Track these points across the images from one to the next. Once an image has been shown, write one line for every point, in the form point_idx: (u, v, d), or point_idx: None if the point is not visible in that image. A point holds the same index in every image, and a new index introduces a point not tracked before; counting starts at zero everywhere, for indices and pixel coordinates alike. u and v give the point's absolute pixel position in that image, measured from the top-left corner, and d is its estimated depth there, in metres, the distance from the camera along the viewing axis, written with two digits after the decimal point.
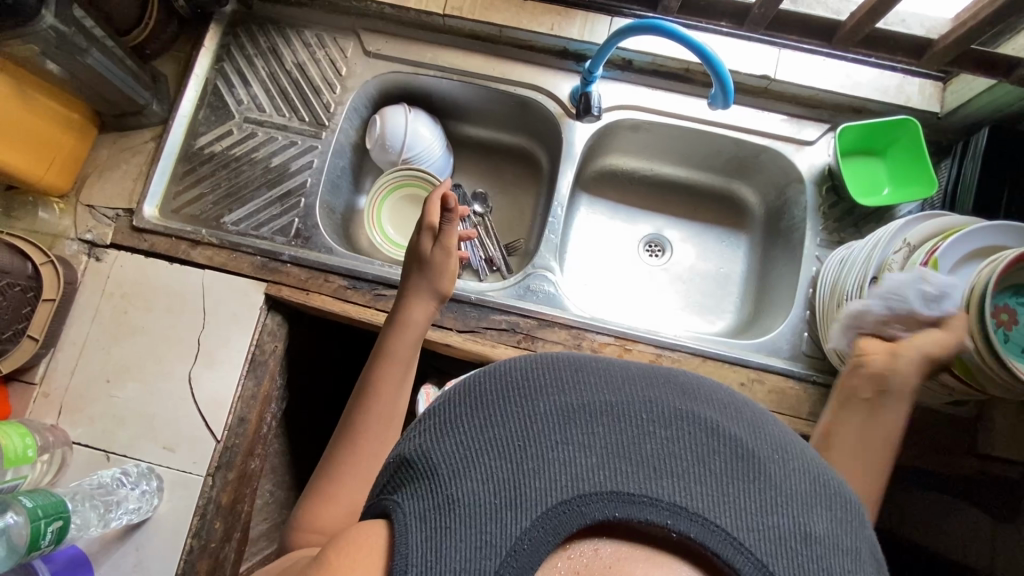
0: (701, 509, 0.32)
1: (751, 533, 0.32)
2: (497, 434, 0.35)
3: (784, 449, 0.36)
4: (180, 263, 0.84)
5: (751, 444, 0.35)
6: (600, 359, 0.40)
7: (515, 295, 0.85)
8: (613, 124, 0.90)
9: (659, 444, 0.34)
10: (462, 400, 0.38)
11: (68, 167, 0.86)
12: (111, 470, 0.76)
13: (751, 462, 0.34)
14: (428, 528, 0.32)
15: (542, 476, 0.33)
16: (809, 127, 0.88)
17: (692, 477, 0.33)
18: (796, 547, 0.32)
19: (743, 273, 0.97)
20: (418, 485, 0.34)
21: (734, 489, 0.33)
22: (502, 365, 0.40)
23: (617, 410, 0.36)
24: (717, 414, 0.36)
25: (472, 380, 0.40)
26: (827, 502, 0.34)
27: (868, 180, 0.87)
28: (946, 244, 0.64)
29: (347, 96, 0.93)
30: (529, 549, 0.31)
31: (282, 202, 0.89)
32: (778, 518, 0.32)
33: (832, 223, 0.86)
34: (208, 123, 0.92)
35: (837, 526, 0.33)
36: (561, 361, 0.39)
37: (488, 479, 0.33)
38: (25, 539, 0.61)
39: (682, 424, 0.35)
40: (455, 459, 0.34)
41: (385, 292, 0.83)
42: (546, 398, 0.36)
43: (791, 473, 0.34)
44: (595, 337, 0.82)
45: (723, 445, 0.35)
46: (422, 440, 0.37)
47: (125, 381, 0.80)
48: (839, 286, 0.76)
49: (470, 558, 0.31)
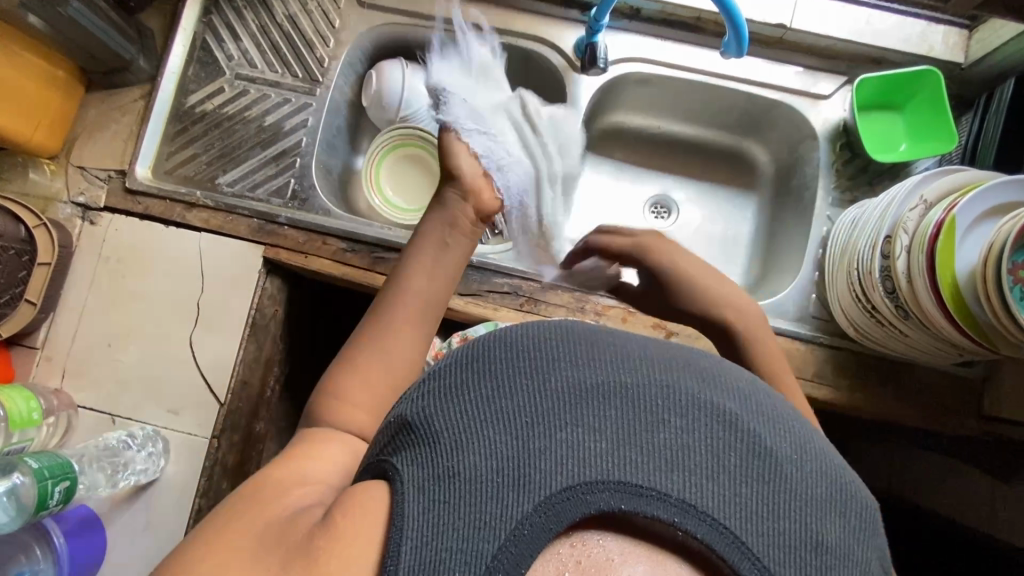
0: (709, 508, 0.33)
1: (759, 538, 0.33)
2: (505, 410, 0.36)
3: (803, 449, 0.37)
4: (176, 227, 0.83)
5: (770, 443, 0.36)
6: (617, 334, 0.42)
7: (517, 259, 0.83)
8: (621, 78, 0.86)
9: (672, 434, 0.35)
10: (470, 367, 0.39)
11: (57, 127, 0.83)
12: (117, 433, 0.77)
13: (766, 461, 0.35)
14: (425, 501, 0.33)
15: (549, 457, 0.34)
16: (824, 80, 0.84)
17: (704, 473, 0.34)
18: (805, 556, 0.33)
19: (751, 235, 0.94)
20: (417, 452, 0.35)
21: (747, 490, 0.34)
22: (514, 331, 0.41)
23: (632, 394, 0.37)
24: (736, 406, 0.38)
25: (482, 345, 0.40)
26: (841, 509, 0.35)
27: (884, 135, 0.84)
28: (964, 201, 0.61)
29: (341, 51, 0.89)
30: (529, 533, 0.32)
31: (277, 161, 0.87)
32: (788, 525, 0.34)
33: (845, 180, 0.84)
34: (199, 80, 0.89)
35: (850, 536, 0.35)
36: (576, 335, 0.41)
37: (492, 456, 0.34)
38: (32, 499, 0.63)
39: (698, 413, 0.36)
40: (458, 429, 0.35)
41: (383, 254, 0.82)
42: (559, 375, 0.37)
43: (807, 477, 0.36)
44: (599, 300, 0.80)
45: (739, 440, 0.36)
46: (425, 403, 0.38)
47: (126, 344, 0.80)
48: (850, 247, 0.74)
49: (469, 537, 0.31)
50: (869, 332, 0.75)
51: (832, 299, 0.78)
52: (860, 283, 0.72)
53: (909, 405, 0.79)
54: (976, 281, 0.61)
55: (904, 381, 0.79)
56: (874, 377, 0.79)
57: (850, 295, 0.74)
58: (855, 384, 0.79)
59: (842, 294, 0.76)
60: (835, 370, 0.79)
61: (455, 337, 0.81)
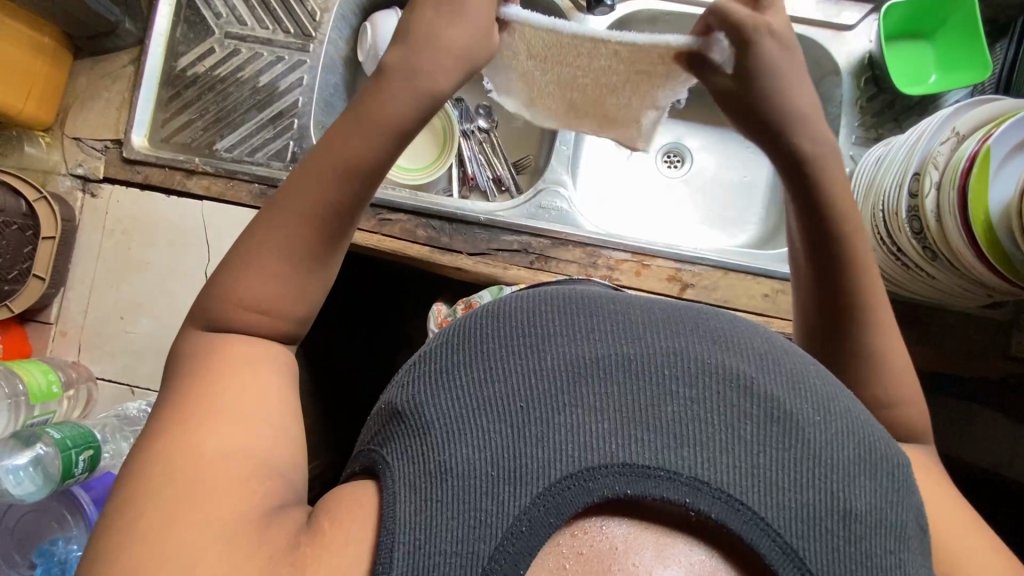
0: (723, 484, 0.32)
1: (780, 513, 0.32)
2: (499, 395, 0.35)
3: (826, 410, 0.36)
4: (177, 196, 0.81)
5: (789, 406, 0.35)
6: (617, 300, 0.40)
7: (525, 215, 0.81)
8: (628, 18, 0.82)
9: (679, 408, 0.34)
10: (462, 349, 0.38)
11: (47, 98, 0.81)
12: (136, 403, 0.77)
13: (784, 427, 0.34)
14: (418, 499, 0.32)
15: (545, 446, 0.33)
16: (848, 9, 0.79)
17: (716, 448, 0.33)
18: (832, 527, 0.32)
19: (768, 181, 0.89)
20: (408, 444, 0.35)
21: (764, 461, 0.33)
22: (506, 308, 0.40)
23: (633, 368, 0.35)
24: (750, 369, 0.36)
25: (473, 325, 0.39)
26: (871, 470, 0.34)
27: (912, 67, 0.79)
28: (1001, 131, 0.58)
29: (332, 3, 0.85)
30: (528, 528, 0.31)
31: (274, 123, 0.84)
32: (811, 495, 0.32)
33: (870, 118, 0.79)
34: (188, 41, 0.85)
35: (880, 499, 0.33)
36: (572, 307, 0.39)
37: (486, 446, 0.33)
38: (58, 468, 0.64)
39: (706, 382, 0.35)
40: (450, 419, 0.35)
41: (388, 216, 0.80)
42: (554, 355, 0.36)
43: (831, 439, 0.34)
44: (611, 255, 0.78)
45: (755, 408, 0.34)
46: (414, 391, 0.37)
47: (137, 316, 0.79)
48: (875, 188, 0.71)
49: (466, 536, 0.31)
50: (896, 277, 0.72)
51: None
52: (885, 226, 0.69)
53: (931, 349, 0.77)
54: (1010, 217, 0.57)
55: (926, 326, 0.77)
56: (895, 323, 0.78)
57: (874, 239, 0.71)
58: None
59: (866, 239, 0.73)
60: None
61: (461, 302, 0.81)
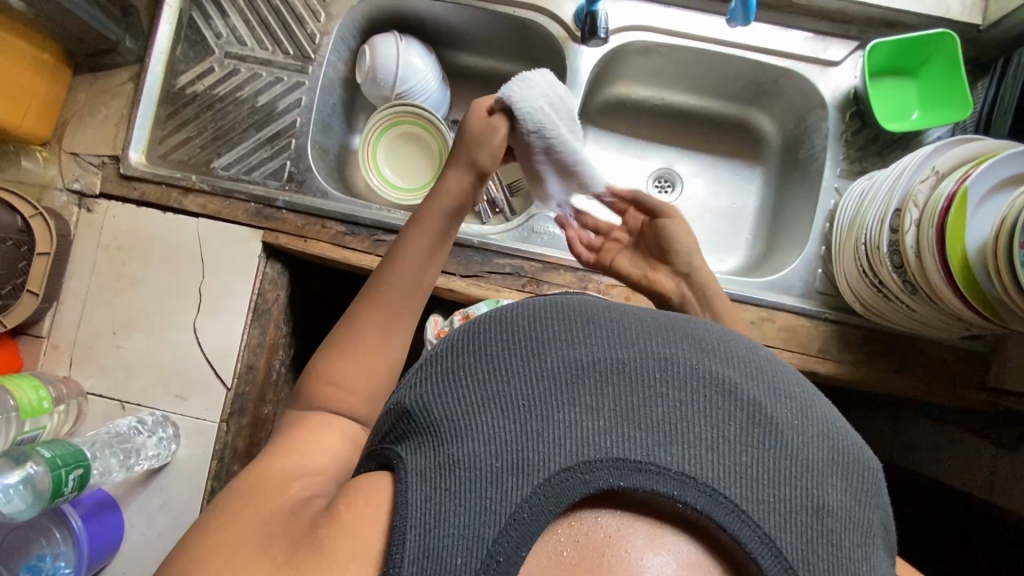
0: (710, 479, 0.33)
1: (761, 507, 0.33)
2: (501, 392, 0.36)
3: (803, 415, 0.37)
4: (173, 212, 0.82)
5: (769, 410, 0.36)
6: (612, 309, 0.41)
7: (518, 238, 0.82)
8: (622, 48, 0.84)
9: (670, 407, 0.35)
10: (467, 351, 0.39)
11: (44, 113, 0.82)
12: (127, 419, 0.77)
13: (766, 428, 0.35)
14: (427, 488, 0.33)
15: (546, 439, 0.34)
16: (835, 46, 0.82)
17: (703, 445, 0.34)
18: (807, 522, 0.33)
19: (754, 209, 0.93)
20: (419, 440, 0.36)
21: (748, 459, 0.34)
22: (508, 314, 0.41)
23: (628, 369, 0.37)
24: (735, 374, 0.37)
25: (479, 328, 0.40)
26: (843, 472, 0.35)
27: (896, 103, 0.81)
28: (978, 172, 0.60)
29: (333, 25, 0.86)
30: (529, 516, 0.32)
31: (272, 143, 0.85)
32: (789, 491, 0.33)
33: (855, 151, 0.81)
34: (188, 60, 0.86)
35: (851, 499, 0.35)
36: (571, 313, 0.40)
37: (490, 439, 0.34)
38: (48, 485, 0.64)
39: (696, 385, 0.36)
40: (457, 415, 0.35)
41: (384, 237, 0.81)
42: (553, 355, 0.37)
43: (807, 440, 0.35)
44: (601, 279, 0.79)
45: (740, 410, 0.36)
46: (423, 392, 0.38)
47: (131, 331, 0.80)
48: (858, 219, 0.73)
49: (469, 523, 0.32)
50: (873, 304, 0.74)
51: (837, 274, 0.77)
52: (867, 258, 0.71)
53: (912, 378, 0.78)
54: (986, 255, 0.59)
55: (907, 356, 0.79)
56: (878, 352, 0.79)
57: (856, 269, 0.73)
58: (858, 358, 0.79)
59: (848, 267, 0.75)
60: (839, 344, 0.79)
61: (459, 314, 0.80)
